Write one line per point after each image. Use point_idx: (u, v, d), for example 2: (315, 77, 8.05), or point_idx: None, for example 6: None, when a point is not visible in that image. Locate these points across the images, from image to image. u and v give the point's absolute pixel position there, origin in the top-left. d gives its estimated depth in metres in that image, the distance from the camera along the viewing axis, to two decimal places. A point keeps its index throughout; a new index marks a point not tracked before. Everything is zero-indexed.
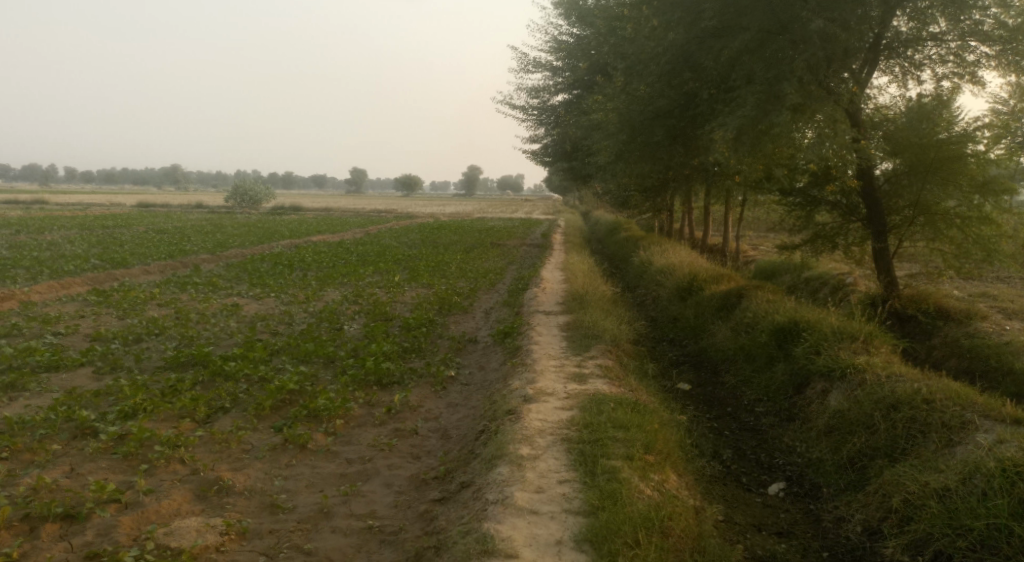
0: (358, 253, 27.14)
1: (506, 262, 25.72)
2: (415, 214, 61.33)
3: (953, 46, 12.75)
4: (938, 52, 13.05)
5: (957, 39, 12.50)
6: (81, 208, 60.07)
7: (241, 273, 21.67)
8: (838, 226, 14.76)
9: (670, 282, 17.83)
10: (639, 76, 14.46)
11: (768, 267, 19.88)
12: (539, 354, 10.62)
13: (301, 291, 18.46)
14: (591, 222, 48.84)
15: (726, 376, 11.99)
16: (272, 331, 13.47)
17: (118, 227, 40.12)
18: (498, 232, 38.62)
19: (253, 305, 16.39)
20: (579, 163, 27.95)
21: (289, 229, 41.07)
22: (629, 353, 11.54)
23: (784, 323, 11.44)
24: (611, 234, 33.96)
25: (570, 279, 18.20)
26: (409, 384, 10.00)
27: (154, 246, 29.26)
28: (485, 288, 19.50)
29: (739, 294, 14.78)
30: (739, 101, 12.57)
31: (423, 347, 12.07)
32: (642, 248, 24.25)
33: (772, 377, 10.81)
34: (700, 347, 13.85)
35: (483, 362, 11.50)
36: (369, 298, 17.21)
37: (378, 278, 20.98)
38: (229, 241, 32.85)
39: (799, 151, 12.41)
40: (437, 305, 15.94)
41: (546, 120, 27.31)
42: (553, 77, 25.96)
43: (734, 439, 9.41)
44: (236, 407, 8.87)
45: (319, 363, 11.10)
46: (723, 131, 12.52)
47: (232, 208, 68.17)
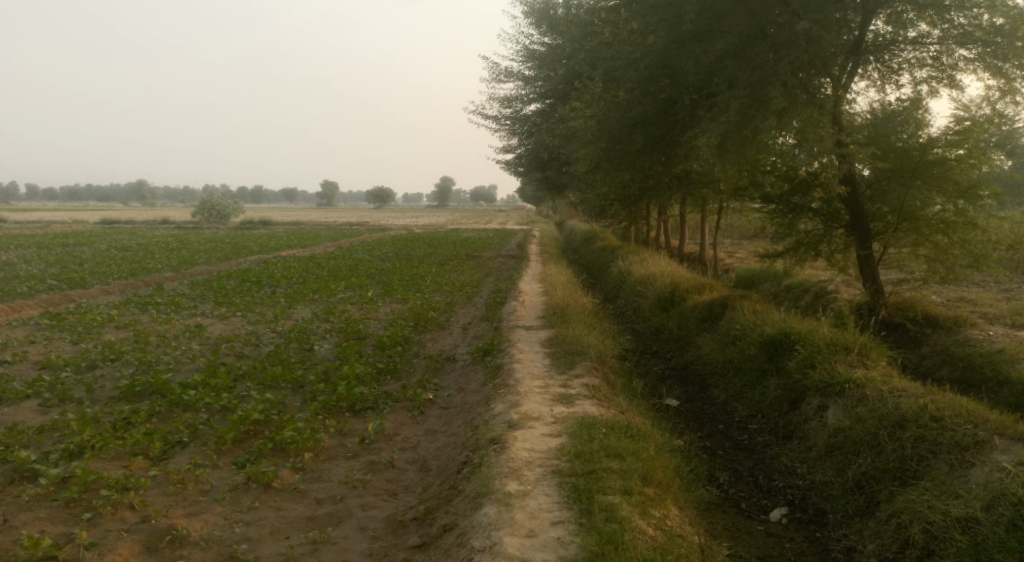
0: (329, 268, 26.40)
1: (482, 274, 25.15)
2: (388, 226, 60.49)
3: (933, 49, 12.31)
4: (917, 56, 12.61)
5: (937, 42, 12.09)
6: (45, 226, 58.60)
7: (207, 291, 20.87)
8: (822, 233, 14.38)
9: (651, 292, 17.37)
10: (617, 81, 13.98)
11: (749, 275, 19.51)
12: (522, 373, 10.02)
13: (269, 309, 17.70)
14: (566, 232, 48.44)
15: (715, 391, 11.50)
16: (238, 354, 12.74)
17: (80, 245, 38.90)
18: (473, 243, 38.11)
19: (218, 325, 15.62)
20: (553, 173, 27.46)
21: (258, 244, 40.11)
22: (616, 370, 11.00)
23: (774, 335, 10.97)
24: (587, 243, 33.51)
25: (549, 291, 17.67)
26: (383, 409, 9.34)
27: (118, 265, 28.29)
28: (461, 302, 18.89)
29: (723, 304, 14.33)
30: (721, 106, 12.12)
31: (397, 367, 11.41)
32: (620, 257, 23.82)
33: (764, 391, 10.34)
34: (686, 361, 13.36)
35: (461, 383, 10.87)
36: (340, 315, 16.53)
37: (349, 294, 20.28)
38: (196, 258, 31.94)
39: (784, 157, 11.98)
40: (412, 322, 15.30)
41: (519, 130, 26.79)
42: (526, 86, 25.48)
43: (730, 459, 8.91)
44: (195, 441, 8.16)
45: (287, 388, 10.40)
46: (706, 137, 12.05)
47: (199, 223, 66.82)
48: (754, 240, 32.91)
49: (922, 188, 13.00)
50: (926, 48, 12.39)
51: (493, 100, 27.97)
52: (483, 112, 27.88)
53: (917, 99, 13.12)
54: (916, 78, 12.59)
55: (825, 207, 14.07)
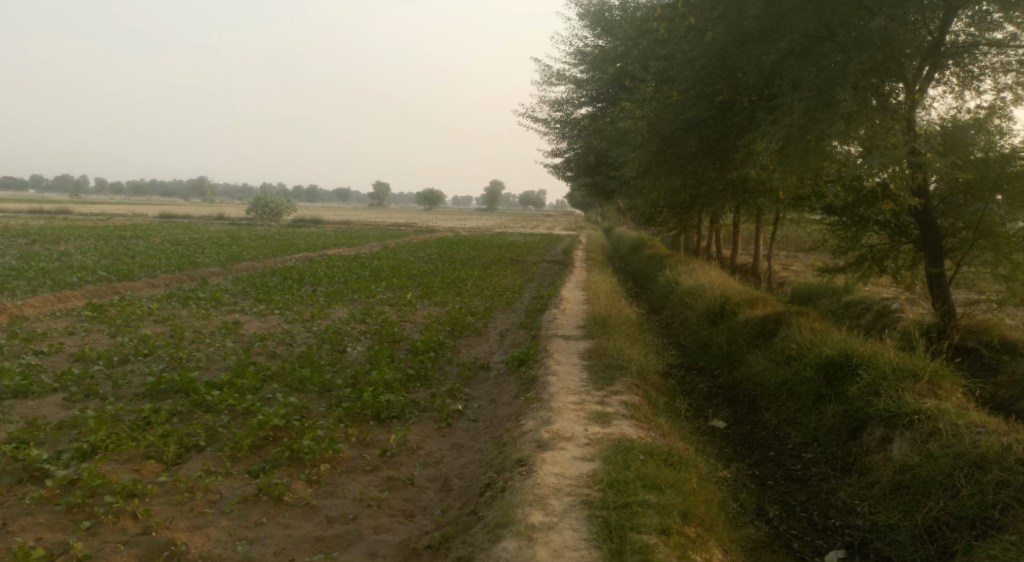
0: (372, 268, 26.22)
1: (525, 279, 24.64)
2: (435, 228, 60.47)
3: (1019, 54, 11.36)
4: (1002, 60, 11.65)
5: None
6: (105, 218, 60.21)
7: (249, 287, 20.81)
8: (887, 249, 13.49)
9: (699, 304, 16.65)
10: (671, 82, 13.32)
11: (804, 290, 18.62)
12: (557, 387, 9.46)
13: (307, 308, 17.47)
14: (615, 239, 47.66)
15: (765, 414, 10.79)
16: (270, 353, 12.45)
17: (134, 238, 39.58)
18: (519, 248, 37.66)
19: (255, 323, 15.42)
20: (603, 178, 26.82)
21: (306, 242, 40.30)
22: (658, 388, 10.36)
23: (832, 357, 10.23)
24: (634, 251, 32.72)
25: (592, 300, 17.07)
26: (409, 419, 8.90)
27: (165, 258, 28.58)
28: (502, 307, 18.41)
29: (777, 321, 13.57)
30: (783, 109, 11.42)
31: (429, 374, 10.96)
32: (668, 267, 23.06)
33: (822, 418, 9.62)
34: (735, 380, 12.66)
35: (494, 394, 10.37)
36: (377, 317, 16.19)
37: (390, 295, 19.97)
38: (243, 253, 32.15)
39: (850, 164, 11.20)
40: (449, 326, 14.86)
41: (568, 134, 26.22)
42: (577, 89, 24.92)
43: (781, 491, 8.23)
44: (212, 445, 7.82)
45: (314, 392, 10.04)
46: (766, 140, 11.35)
47: (252, 219, 67.84)
48: (809, 253, 31.76)
49: (1000, 204, 12.04)
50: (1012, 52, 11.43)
51: (543, 102, 27.47)
52: (532, 115, 27.43)
53: (997, 107, 12.13)
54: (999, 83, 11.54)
55: (891, 220, 13.15)
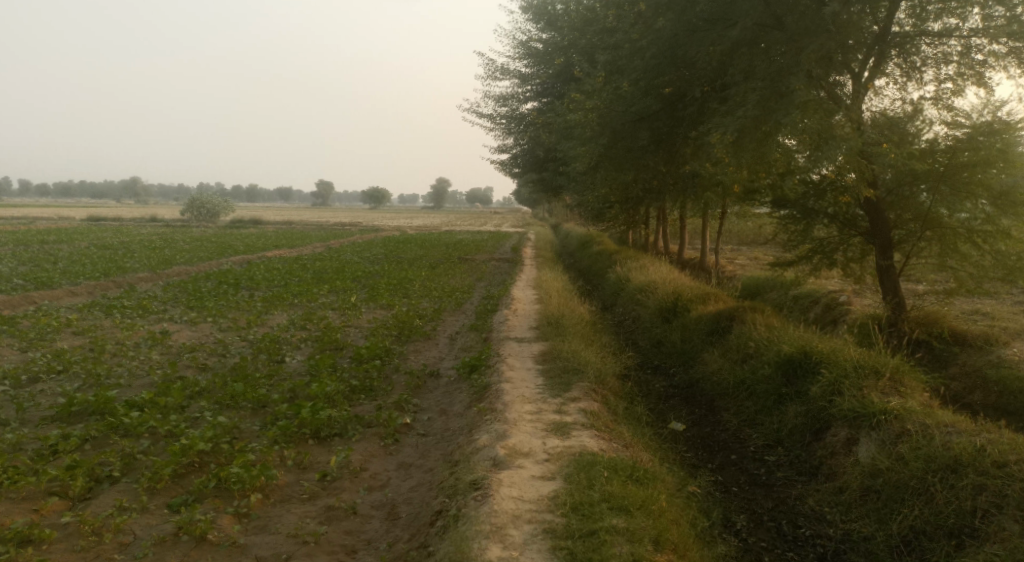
0: (314, 269, 25.24)
1: (473, 279, 24.01)
2: (380, 227, 59.34)
3: (957, 44, 11.00)
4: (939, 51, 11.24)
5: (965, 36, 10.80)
6: (29, 222, 57.33)
7: (180, 293, 19.69)
8: (839, 241, 13.30)
9: (652, 301, 16.29)
10: (620, 73, 12.83)
11: (754, 284, 18.46)
12: (510, 396, 8.86)
13: (243, 314, 16.50)
14: (562, 235, 47.42)
15: (725, 415, 10.40)
16: (200, 366, 11.54)
17: (59, 243, 37.57)
18: (467, 246, 37.03)
19: (185, 332, 14.42)
20: (550, 174, 26.38)
21: (244, 244, 38.86)
22: (616, 392, 9.87)
23: (791, 354, 9.88)
24: (583, 248, 32.39)
25: (543, 299, 16.56)
26: (352, 437, 8.19)
27: (92, 264, 27.02)
28: (450, 309, 17.76)
29: (731, 317, 13.25)
30: (737, 99, 11.05)
31: (374, 384, 10.26)
32: (617, 263, 22.72)
33: (783, 419, 9.25)
34: (691, 379, 12.27)
35: (443, 404, 9.73)
36: (319, 322, 15.36)
37: (332, 298, 19.11)
38: (177, 257, 30.70)
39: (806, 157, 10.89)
40: (395, 331, 14.15)
41: (514, 130, 25.66)
42: (522, 84, 24.40)
43: (746, 498, 7.79)
44: (128, 476, 7.00)
45: (247, 410, 9.23)
46: (719, 132, 10.95)
47: (188, 221, 65.53)
48: (754, 247, 31.94)
49: (942, 198, 11.76)
50: (950, 42, 11.08)
51: (487, 97, 26.86)
52: (477, 111, 26.81)
53: (943, 97, 11.97)
54: (943, 74, 11.19)
55: (842, 212, 12.94)
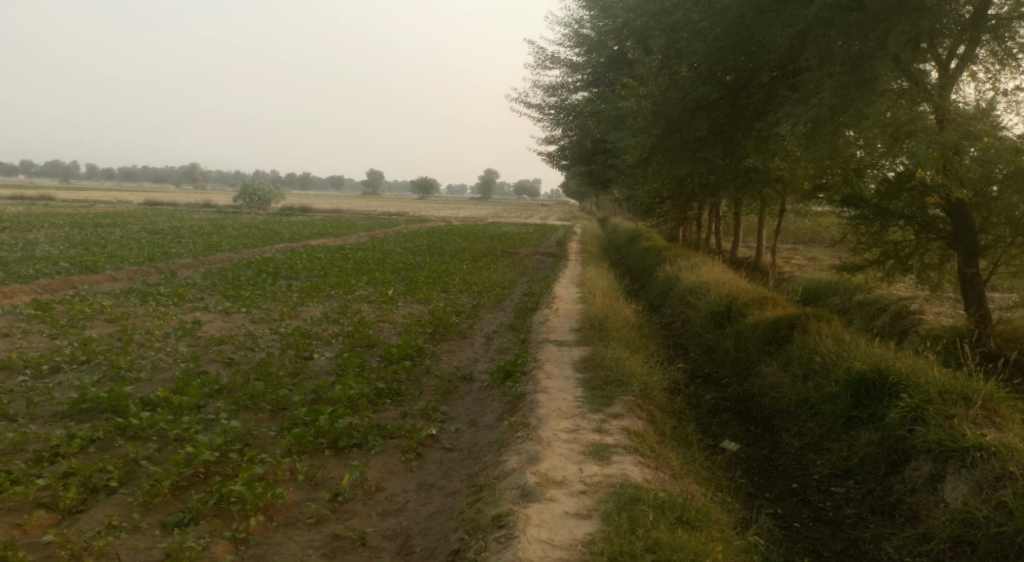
0: (356, 260, 24.79)
1: (517, 273, 23.27)
2: (427, 218, 58.93)
3: None
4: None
5: None
6: (87, 204, 58.60)
7: (218, 281, 19.37)
8: (915, 246, 12.17)
9: (703, 304, 15.35)
10: (678, 58, 11.89)
11: (814, 287, 17.34)
12: (547, 409, 8.10)
13: (277, 306, 16.01)
14: (610, 229, 46.36)
15: (784, 435, 9.51)
16: (225, 361, 11.02)
17: (112, 226, 38.03)
18: (513, 239, 36.23)
19: (216, 323, 13.98)
20: (599, 167, 25.46)
21: (290, 233, 38.69)
22: (663, 407, 9.02)
23: (863, 374, 8.91)
24: (631, 244, 31.34)
25: (587, 298, 15.75)
26: (372, 449, 7.53)
27: (137, 248, 27.02)
28: (490, 305, 17.06)
29: (792, 326, 12.26)
30: (810, 88, 10.05)
31: (401, 388, 9.60)
32: (667, 261, 21.75)
33: (853, 446, 8.34)
34: (745, 392, 11.36)
35: (474, 414, 9.01)
36: (353, 316, 14.80)
37: (371, 291, 18.56)
38: (221, 244, 30.60)
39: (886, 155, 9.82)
40: (430, 329, 13.48)
41: (564, 121, 24.77)
42: (573, 73, 23.49)
43: (811, 538, 7.01)
44: (127, 486, 6.45)
45: (265, 412, 8.64)
46: (790, 124, 9.98)
47: (239, 208, 66.16)
48: (811, 247, 30.48)
49: None
50: None
51: (537, 87, 26.02)
52: (525, 100, 25.99)
53: None
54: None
55: (918, 214, 11.79)
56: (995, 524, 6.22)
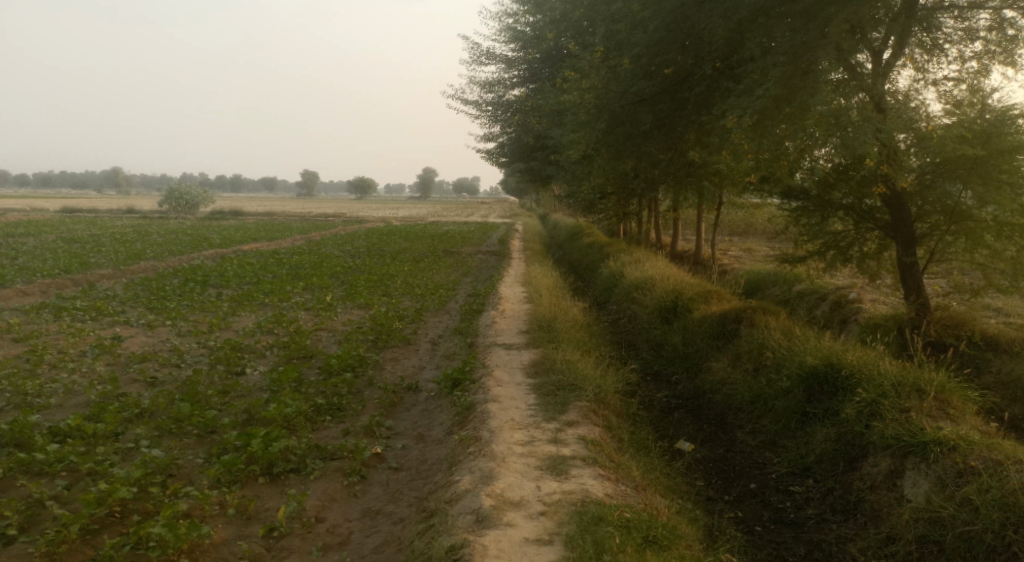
0: (290, 264, 23.86)
1: (458, 274, 22.74)
2: (365, 219, 57.77)
3: (984, 22, 9.67)
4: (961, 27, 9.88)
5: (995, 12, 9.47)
6: (2, 213, 55.63)
7: (142, 292, 18.29)
8: (855, 236, 12.14)
9: (649, 299, 15.12)
10: (617, 50, 11.54)
11: (756, 278, 17.32)
12: (498, 420, 7.63)
13: (206, 317, 15.13)
14: (551, 226, 46.20)
15: (739, 433, 9.25)
16: (147, 381, 10.21)
17: (27, 236, 36.00)
18: (453, 238, 35.67)
19: (138, 338, 13.07)
20: (538, 163, 25.13)
21: (220, 237, 37.22)
22: (617, 412, 8.66)
23: (816, 368, 8.69)
24: (573, 240, 31.14)
25: (533, 298, 15.36)
26: (310, 474, 6.95)
27: (54, 259, 25.48)
28: (433, 308, 16.51)
29: (739, 320, 12.10)
30: (755, 79, 9.85)
31: (342, 403, 8.99)
32: (610, 257, 21.54)
33: (810, 442, 8.11)
34: (697, 390, 11.11)
35: (421, 427, 8.48)
36: (288, 325, 14.06)
37: (307, 298, 17.77)
38: (147, 252, 29.16)
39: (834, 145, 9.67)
40: (371, 336, 12.87)
41: (501, 118, 24.34)
42: (509, 69, 23.09)
43: (775, 542, 6.73)
44: (27, 534, 5.79)
45: (190, 437, 7.92)
46: (736, 116, 9.76)
47: (166, 213, 63.64)
48: (749, 238, 30.82)
49: (969, 193, 10.55)
50: (976, 18, 9.74)
51: (473, 84, 25.51)
52: (462, 97, 25.49)
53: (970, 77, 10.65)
54: (966, 53, 9.83)
55: (859, 203, 11.74)
56: (962, 521, 6.02)
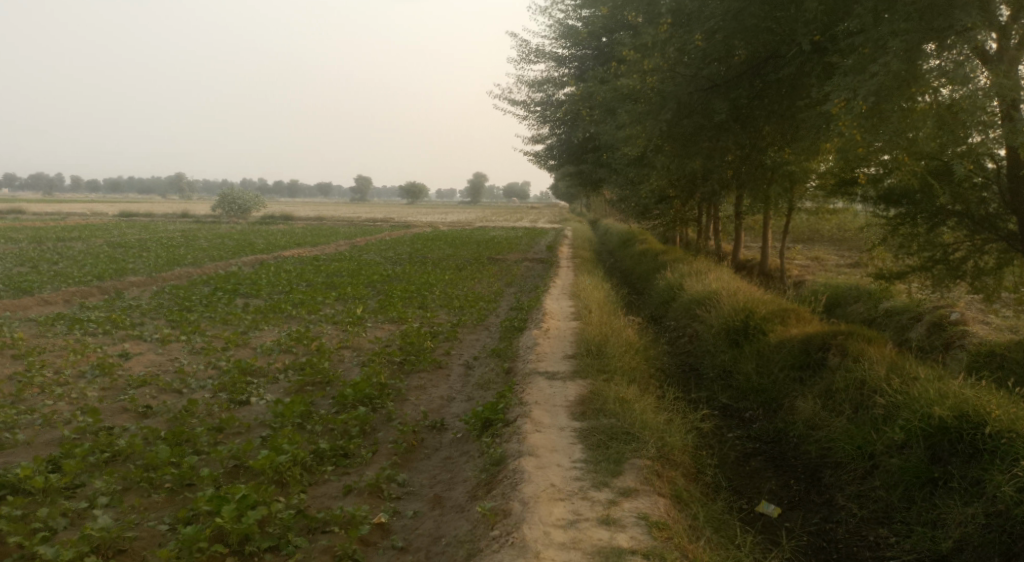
0: (328, 272, 22.58)
1: (504, 284, 21.15)
2: (413, 223, 56.65)
3: None
4: None
5: None
6: (60, 216, 56.19)
7: (167, 302, 17.14)
8: (966, 250, 10.15)
9: (713, 317, 13.33)
10: (684, 26, 9.75)
11: (834, 293, 15.34)
12: (535, 486, 6.06)
13: (224, 332, 13.84)
14: (603, 231, 44.33)
15: (837, 496, 7.50)
16: (137, 411, 8.88)
17: (72, 240, 35.48)
18: (501, 243, 34.12)
19: (145, 357, 11.80)
20: (590, 166, 23.41)
21: (266, 242, 36.23)
22: (685, 471, 6.98)
23: (945, 422, 7.06)
24: (625, 248, 29.26)
25: (582, 314, 13.68)
26: (291, 555, 5.46)
27: (89, 264, 24.62)
28: (471, 323, 14.96)
29: (825, 348, 10.24)
30: (869, 53, 8.06)
31: (350, 448, 7.49)
32: (667, 267, 19.72)
33: (942, 523, 6.52)
34: (776, 432, 9.34)
35: (441, 484, 6.93)
36: (310, 342, 12.64)
37: (338, 309, 16.39)
38: (185, 258, 28.22)
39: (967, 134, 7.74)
40: (398, 358, 11.34)
41: (550, 119, 22.66)
42: (560, 66, 21.43)
43: None
44: None
45: (160, 493, 6.47)
46: (844, 98, 8.01)
47: (218, 217, 63.53)
48: (814, 246, 28.55)
49: None
50: None
51: (521, 83, 23.89)
52: (509, 97, 23.93)
53: None
54: None
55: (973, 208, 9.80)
56: None
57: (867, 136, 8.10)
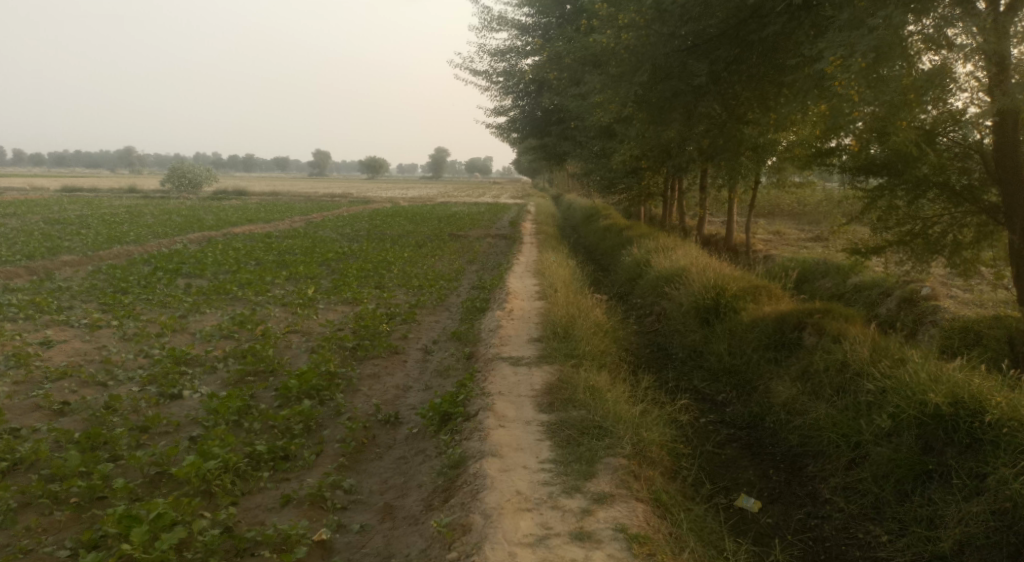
0: (280, 250, 21.47)
1: (464, 262, 20.31)
2: (372, 199, 55.34)
3: None
4: None
5: None
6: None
7: (102, 284, 15.93)
8: (948, 223, 9.62)
9: (682, 294, 12.72)
10: None
11: (803, 268, 14.85)
12: (499, 494, 5.35)
13: (162, 315, 12.81)
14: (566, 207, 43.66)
15: (823, 489, 6.94)
16: (52, 409, 7.91)
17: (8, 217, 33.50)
18: (463, 219, 33.21)
19: (71, 345, 10.74)
20: (554, 139, 22.58)
21: (217, 219, 34.74)
22: (662, 470, 6.31)
23: (942, 410, 6.47)
24: (588, 224, 28.61)
25: (548, 294, 12.95)
26: None
27: (22, 243, 23.08)
28: (430, 304, 14.13)
29: (802, 327, 9.67)
30: (865, 7, 7.54)
31: (291, 450, 6.67)
32: (633, 242, 19.09)
33: (939, 521, 5.98)
34: (753, 417, 8.75)
35: (393, 489, 6.17)
36: (255, 326, 11.70)
37: (288, 290, 15.41)
38: (128, 236, 26.72)
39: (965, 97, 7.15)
40: (350, 344, 10.48)
41: (513, 89, 21.75)
42: (523, 33, 20.49)
43: None
44: None
45: (65, 509, 5.61)
46: (839, 56, 7.43)
47: (168, 193, 61.27)
48: (777, 221, 28.27)
49: None
50: None
51: (483, 53, 22.90)
52: (470, 66, 22.93)
53: None
54: None
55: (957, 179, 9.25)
56: None
57: (856, 100, 7.46)
